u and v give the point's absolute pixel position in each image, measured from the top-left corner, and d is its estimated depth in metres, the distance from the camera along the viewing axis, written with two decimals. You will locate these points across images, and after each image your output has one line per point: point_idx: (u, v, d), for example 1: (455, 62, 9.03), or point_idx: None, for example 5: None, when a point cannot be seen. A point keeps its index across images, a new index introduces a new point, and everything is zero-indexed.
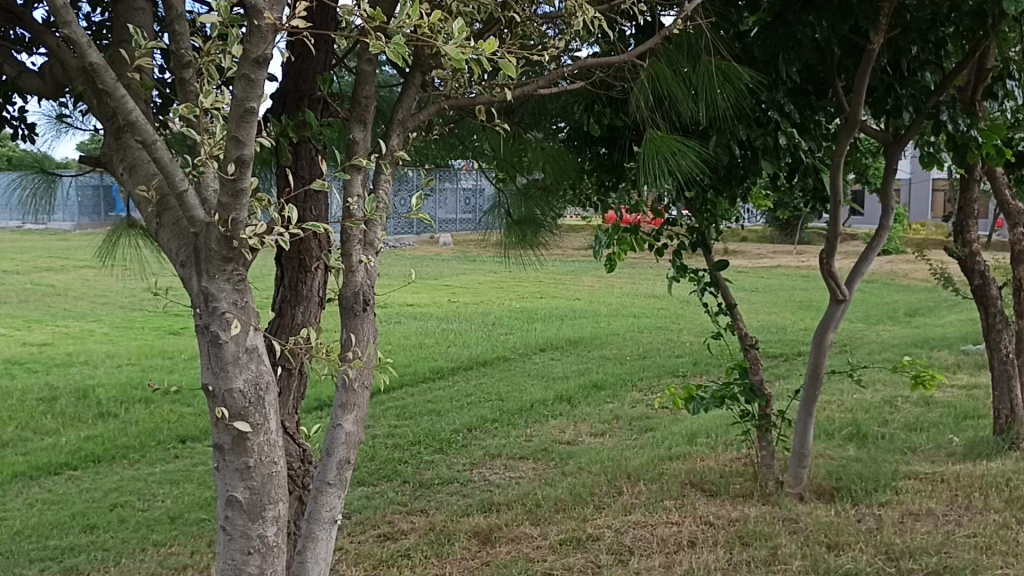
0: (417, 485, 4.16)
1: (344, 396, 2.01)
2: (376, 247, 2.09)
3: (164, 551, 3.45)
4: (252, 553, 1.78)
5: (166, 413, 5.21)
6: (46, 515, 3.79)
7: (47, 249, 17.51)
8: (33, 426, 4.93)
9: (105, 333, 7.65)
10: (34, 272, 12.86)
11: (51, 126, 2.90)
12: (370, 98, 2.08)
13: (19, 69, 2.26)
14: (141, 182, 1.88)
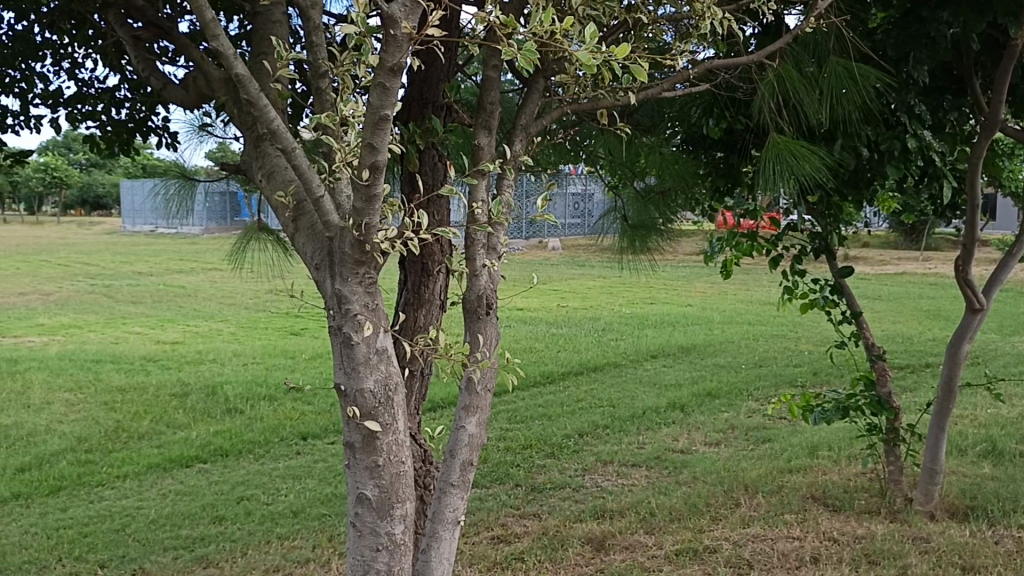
0: (530, 489, 4.17)
1: (467, 398, 2.03)
2: (500, 252, 2.10)
3: (287, 544, 3.57)
4: (380, 550, 1.82)
5: (288, 410, 5.41)
6: (179, 505, 3.98)
7: (175, 252, 18.48)
8: (167, 420, 5.20)
9: (231, 332, 8.01)
10: (166, 274, 13.59)
11: (192, 135, 3.06)
12: (496, 104, 2.10)
13: (164, 81, 2.37)
14: (278, 189, 1.95)
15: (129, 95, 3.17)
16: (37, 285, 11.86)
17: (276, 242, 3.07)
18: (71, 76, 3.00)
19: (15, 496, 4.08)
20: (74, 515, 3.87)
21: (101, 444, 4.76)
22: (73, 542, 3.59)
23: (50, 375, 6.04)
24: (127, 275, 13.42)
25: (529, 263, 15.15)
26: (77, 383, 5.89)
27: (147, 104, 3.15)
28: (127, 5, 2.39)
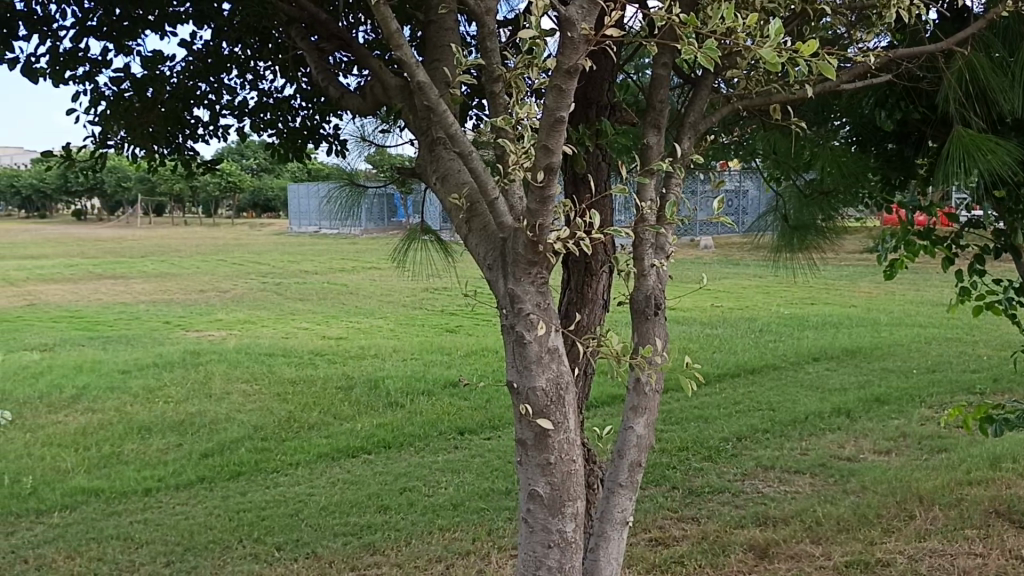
0: (687, 492, 4.10)
1: (635, 399, 2.02)
2: (668, 251, 2.08)
3: (448, 536, 3.67)
4: (552, 547, 1.84)
5: (446, 405, 5.56)
6: (346, 494, 4.17)
7: (335, 251, 19.35)
8: (333, 411, 5.46)
9: (391, 329, 8.32)
10: (329, 273, 14.27)
11: (357, 143, 3.22)
12: (665, 102, 2.08)
13: (342, 91, 2.49)
14: (452, 191, 2.00)
15: (304, 104, 3.34)
16: (214, 283, 12.72)
17: (438, 242, 3.14)
18: (254, 88, 3.19)
19: (201, 479, 4.40)
20: (253, 499, 4.13)
21: (276, 433, 5.05)
22: (252, 525, 3.83)
23: (229, 367, 6.47)
24: (294, 274, 14.18)
25: (681, 262, 14.91)
26: (252, 374, 6.29)
27: (321, 113, 3.32)
28: (307, 20, 2.51)
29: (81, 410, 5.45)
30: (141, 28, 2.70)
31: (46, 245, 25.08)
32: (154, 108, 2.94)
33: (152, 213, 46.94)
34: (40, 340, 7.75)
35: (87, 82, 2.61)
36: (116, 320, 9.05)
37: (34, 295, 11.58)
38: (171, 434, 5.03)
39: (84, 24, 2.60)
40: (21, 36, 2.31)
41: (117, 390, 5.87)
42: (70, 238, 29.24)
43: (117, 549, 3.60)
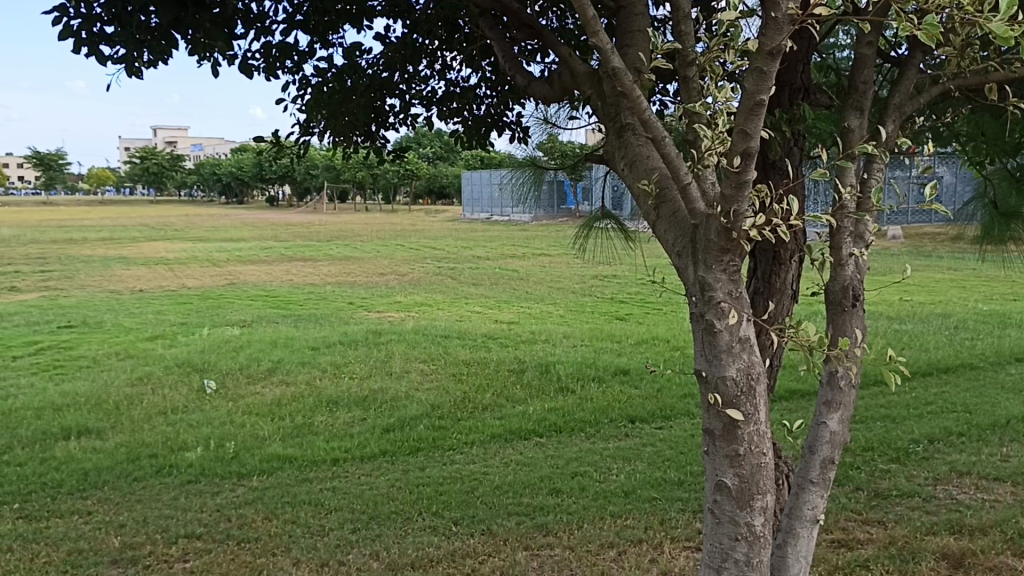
0: (873, 494, 3.90)
1: (829, 394, 1.95)
2: (867, 240, 1.98)
3: (620, 522, 3.67)
4: (739, 540, 1.82)
5: (617, 393, 5.55)
6: (519, 474, 4.25)
7: (506, 237, 19.69)
8: (507, 394, 5.58)
9: (561, 315, 8.39)
10: (501, 258, 14.57)
11: (538, 130, 3.27)
12: (869, 83, 1.98)
13: (529, 79, 2.52)
14: (641, 177, 1.98)
15: (488, 93, 3.41)
16: (393, 267, 13.28)
17: (618, 228, 3.09)
18: (441, 77, 3.29)
19: (383, 452, 4.62)
20: (431, 474, 4.29)
21: (452, 412, 5.22)
22: (431, 499, 3.98)
23: (408, 347, 6.75)
24: (468, 259, 14.58)
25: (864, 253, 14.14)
26: (429, 355, 6.53)
27: (505, 102, 3.39)
28: (498, 11, 2.57)
29: (276, 382, 5.86)
30: (343, 22, 2.84)
31: (244, 229, 27.03)
32: (353, 97, 3.07)
33: (335, 199, 49.50)
34: (240, 316, 8.38)
35: (294, 74, 2.77)
36: (305, 300, 9.64)
37: (234, 275, 12.53)
38: (356, 408, 5.32)
39: (293, 19, 2.75)
40: (240, 32, 2.48)
41: (307, 365, 6.26)
42: (265, 223, 31.36)
43: (309, 514, 3.85)
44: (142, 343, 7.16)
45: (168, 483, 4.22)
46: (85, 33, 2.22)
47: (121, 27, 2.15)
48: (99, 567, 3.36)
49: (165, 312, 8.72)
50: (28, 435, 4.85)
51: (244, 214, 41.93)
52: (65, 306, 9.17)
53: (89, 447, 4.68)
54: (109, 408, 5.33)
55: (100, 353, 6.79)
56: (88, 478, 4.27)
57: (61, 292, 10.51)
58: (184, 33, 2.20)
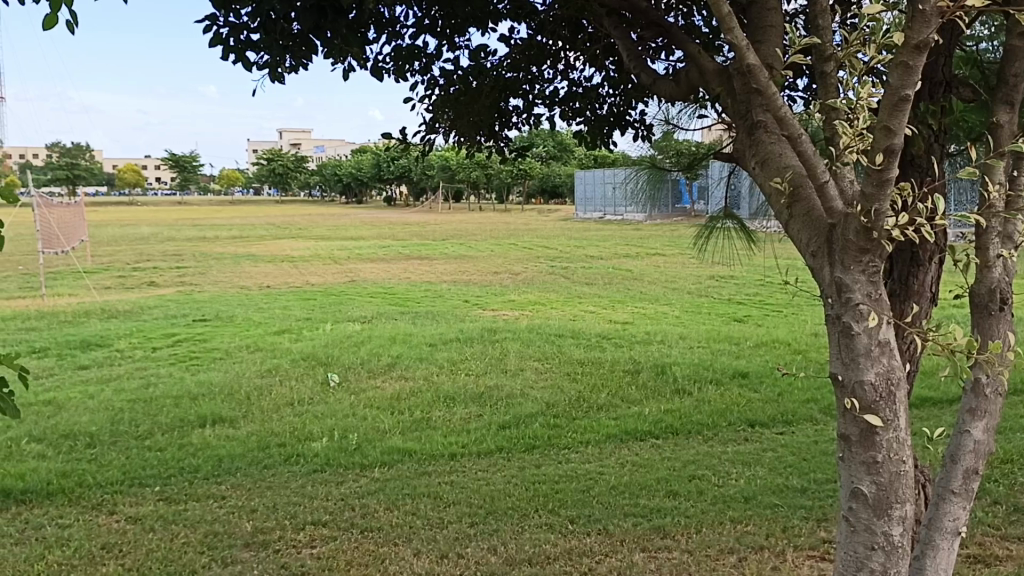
0: (1013, 509, 3.69)
1: (974, 401, 1.86)
2: (1017, 240, 1.88)
3: (740, 528, 3.60)
4: (876, 549, 1.78)
5: (735, 396, 5.45)
6: (636, 475, 4.23)
7: (619, 237, 19.57)
8: (622, 394, 5.56)
9: (677, 315, 8.28)
10: (614, 257, 14.51)
11: (660, 129, 3.25)
12: (1021, 76, 1.88)
13: (654, 77, 2.50)
14: (773, 176, 1.93)
15: (611, 92, 3.40)
16: (507, 265, 13.42)
17: (740, 229, 3.01)
18: (563, 78, 3.30)
19: (499, 449, 4.68)
20: (546, 472, 4.31)
21: (567, 411, 5.24)
22: (547, 496, 4.01)
23: (523, 345, 6.81)
24: (582, 258, 14.57)
25: None
26: (544, 353, 6.57)
27: (628, 101, 3.37)
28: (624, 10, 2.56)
29: (396, 377, 6.02)
30: (469, 24, 2.88)
31: (364, 228, 27.82)
32: (480, 98, 3.13)
33: (450, 199, 50.28)
34: (360, 312, 8.65)
35: (423, 76, 2.83)
36: (422, 297, 9.86)
37: (355, 272, 12.92)
38: (472, 404, 5.41)
39: (421, 22, 2.82)
40: (373, 37, 2.55)
41: (424, 361, 6.40)
42: (385, 222, 32.14)
43: (429, 506, 3.94)
44: (270, 336, 7.48)
45: (296, 472, 4.40)
46: (232, 40, 2.35)
47: (265, 34, 2.26)
48: (233, 549, 3.54)
49: (291, 307, 9.08)
50: (167, 422, 5.15)
51: (364, 213, 43.08)
52: (199, 300, 9.68)
53: (223, 435, 4.93)
54: (240, 398, 5.60)
55: (231, 345, 7.13)
56: (222, 464, 4.50)
57: (196, 287, 11.10)
58: (322, 39, 2.29)
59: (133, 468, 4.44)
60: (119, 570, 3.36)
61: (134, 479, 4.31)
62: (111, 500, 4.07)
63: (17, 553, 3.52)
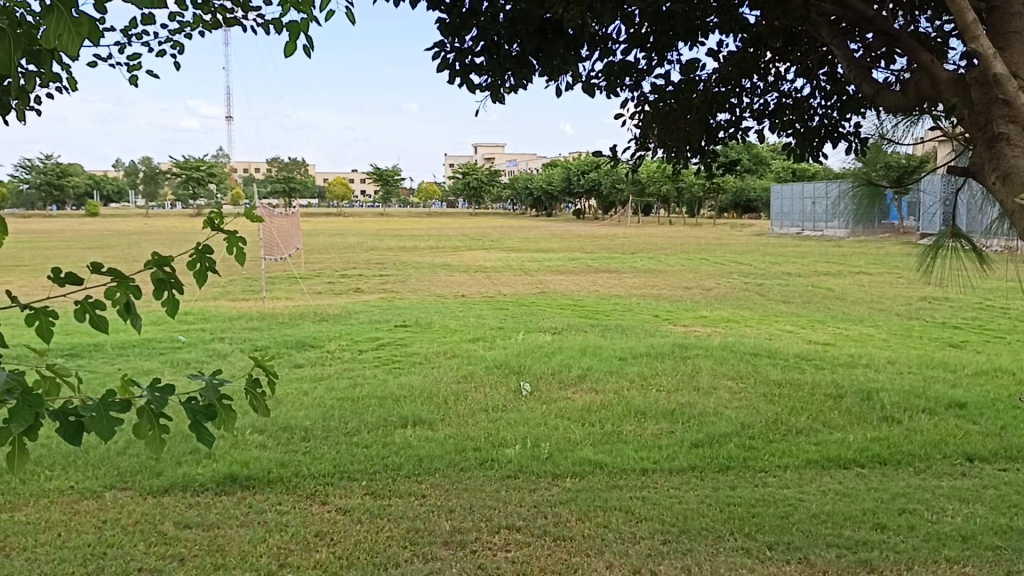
0: None
1: None
2: None
3: (957, 569, 3.35)
4: None
5: (951, 427, 5.07)
6: (839, 505, 4.03)
7: (820, 253, 18.75)
8: (823, 418, 5.32)
9: (884, 338, 7.82)
10: (814, 275, 13.92)
11: (874, 143, 3.11)
12: None
13: (877, 88, 2.39)
14: (1017, 192, 1.79)
15: (824, 102, 3.28)
16: (699, 281, 13.19)
17: (968, 248, 2.79)
18: (774, 89, 3.22)
19: (692, 467, 4.61)
20: (741, 494, 4.20)
21: (764, 433, 5.08)
22: (743, 520, 3.90)
23: (716, 363, 6.68)
24: (778, 275, 14.04)
25: None
26: (738, 372, 6.40)
27: (841, 114, 3.25)
28: (847, 18, 2.47)
29: (587, 389, 6.07)
30: (680, 39, 2.88)
31: (554, 240, 28.26)
32: (688, 112, 3.12)
33: (639, 212, 49.96)
34: (552, 323, 8.79)
35: (634, 92, 2.86)
36: (613, 310, 9.88)
37: (546, 284, 13.14)
38: (664, 421, 5.35)
39: (632, 39, 2.85)
40: (586, 54, 2.60)
41: (615, 374, 6.41)
42: (575, 235, 32.32)
43: (620, 519, 3.94)
44: (466, 344, 7.75)
45: (490, 476, 4.53)
46: (458, 62, 2.48)
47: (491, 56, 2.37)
48: (432, 546, 3.70)
49: (485, 316, 9.36)
50: (373, 420, 5.46)
51: (554, 226, 43.64)
52: (401, 307, 10.19)
53: (422, 436, 5.16)
54: (439, 401, 5.85)
55: (430, 351, 7.45)
56: (422, 463, 4.71)
57: (397, 294, 11.68)
58: (541, 60, 2.37)
59: (342, 462, 4.74)
60: (330, 557, 3.60)
61: (343, 472, 4.61)
62: (322, 491, 4.37)
63: (243, 535, 3.85)
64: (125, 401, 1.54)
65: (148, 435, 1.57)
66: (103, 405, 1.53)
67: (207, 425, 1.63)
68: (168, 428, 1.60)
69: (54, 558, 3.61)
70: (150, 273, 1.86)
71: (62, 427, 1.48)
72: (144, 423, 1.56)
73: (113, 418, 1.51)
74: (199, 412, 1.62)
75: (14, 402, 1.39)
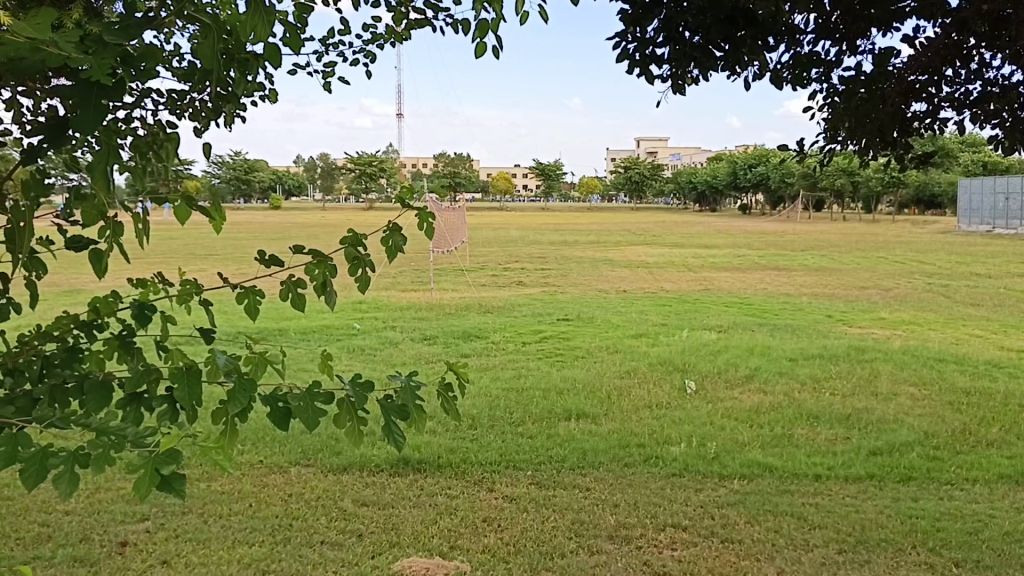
0: None
1: None
2: None
3: None
4: None
5: None
6: None
7: (1014, 253, 17.38)
8: (1018, 431, 4.93)
9: None
10: (1006, 277, 12.92)
11: None
12: None
13: None
14: None
15: None
16: (876, 280, 12.53)
17: None
18: (978, 77, 3.01)
19: (870, 475, 4.39)
20: (925, 506, 3.97)
21: (950, 444, 4.77)
22: (927, 534, 3.68)
23: (896, 368, 6.32)
24: (966, 276, 13.10)
25: None
26: (922, 378, 6.04)
27: None
28: None
29: (755, 390, 5.90)
30: (874, 27, 2.74)
31: (718, 236, 27.69)
32: (881, 104, 2.98)
33: (808, 208, 48.00)
34: (717, 321, 8.61)
35: (823, 84, 2.76)
36: (782, 309, 9.56)
37: (710, 280, 12.88)
38: (838, 426, 5.13)
39: (820, 29, 2.76)
40: (772, 46, 2.53)
41: (786, 376, 6.20)
42: (741, 231, 31.41)
43: (792, 525, 3.82)
44: (630, 339, 7.72)
45: (655, 473, 4.49)
46: (639, 54, 2.51)
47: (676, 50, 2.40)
48: (598, 539, 3.72)
49: (648, 313, 9.28)
50: (538, 412, 5.55)
51: (717, 222, 42.69)
52: (564, 300, 10.28)
53: (586, 430, 5.19)
54: (603, 396, 5.86)
55: (594, 345, 7.48)
56: (586, 457, 4.74)
57: (559, 288, 11.79)
58: (722, 50, 2.39)
59: (509, 452, 4.84)
60: (498, 543, 3.69)
61: (509, 461, 4.70)
62: (489, 478, 4.48)
63: (415, 516, 4.01)
64: (329, 392, 1.56)
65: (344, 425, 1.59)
66: (310, 395, 1.55)
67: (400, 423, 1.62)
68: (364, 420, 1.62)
69: (247, 527, 3.90)
70: (343, 251, 1.77)
71: (272, 413, 1.52)
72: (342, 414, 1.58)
73: (317, 409, 1.53)
74: (393, 410, 1.62)
75: (233, 385, 1.47)
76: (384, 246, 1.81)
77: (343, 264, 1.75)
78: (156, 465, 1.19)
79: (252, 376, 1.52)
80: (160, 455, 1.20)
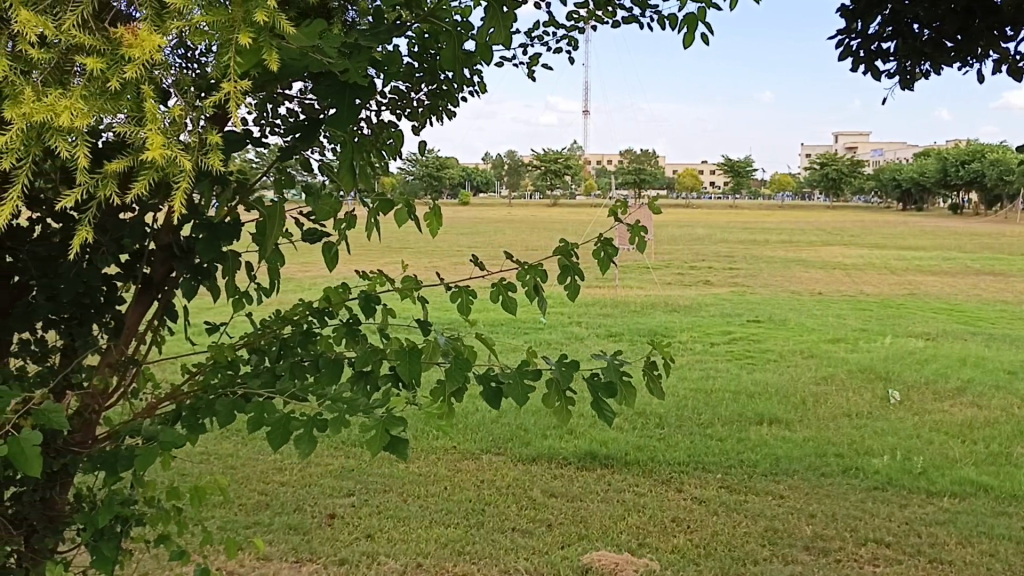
0: None
1: None
2: None
3: None
4: None
5: None
6: None
7: None
8: None
9: None
10: None
11: None
12: None
13: None
14: None
15: None
16: None
17: None
18: None
19: None
20: None
21: None
22: None
23: None
24: None
25: None
26: None
27: None
28: None
29: (967, 403, 5.50)
30: None
31: (923, 236, 25.95)
32: None
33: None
34: (923, 328, 8.09)
35: None
36: (999, 317, 8.84)
37: (915, 284, 12.12)
38: None
39: None
40: (1010, 36, 2.37)
41: (1004, 390, 5.73)
42: (949, 232, 29.31)
43: (1011, 550, 3.54)
44: (826, 344, 7.40)
45: (855, 485, 4.29)
46: (863, 50, 2.50)
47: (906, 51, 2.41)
48: (792, 548, 3.61)
49: (846, 316, 8.85)
50: (728, 414, 5.43)
51: (920, 222, 40.03)
52: (754, 301, 10.01)
53: (779, 436, 5.03)
54: (798, 401, 5.66)
55: (787, 349, 7.23)
56: (779, 463, 4.60)
57: (749, 288, 11.49)
58: (953, 42, 2.39)
59: (697, 453, 4.78)
60: (688, 544, 3.66)
61: (698, 463, 4.64)
62: (678, 478, 4.44)
63: (604, 510, 4.05)
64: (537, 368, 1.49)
65: (555, 407, 1.48)
66: (518, 373, 1.49)
67: (609, 401, 1.44)
68: (573, 401, 1.48)
69: (443, 508, 4.08)
70: (555, 259, 1.75)
71: (483, 391, 1.47)
72: (553, 393, 1.47)
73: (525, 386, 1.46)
74: (600, 387, 1.45)
75: (449, 363, 1.47)
76: (595, 258, 1.75)
77: (554, 270, 1.75)
78: (384, 426, 1.22)
79: (466, 355, 1.51)
80: (389, 417, 1.23)
